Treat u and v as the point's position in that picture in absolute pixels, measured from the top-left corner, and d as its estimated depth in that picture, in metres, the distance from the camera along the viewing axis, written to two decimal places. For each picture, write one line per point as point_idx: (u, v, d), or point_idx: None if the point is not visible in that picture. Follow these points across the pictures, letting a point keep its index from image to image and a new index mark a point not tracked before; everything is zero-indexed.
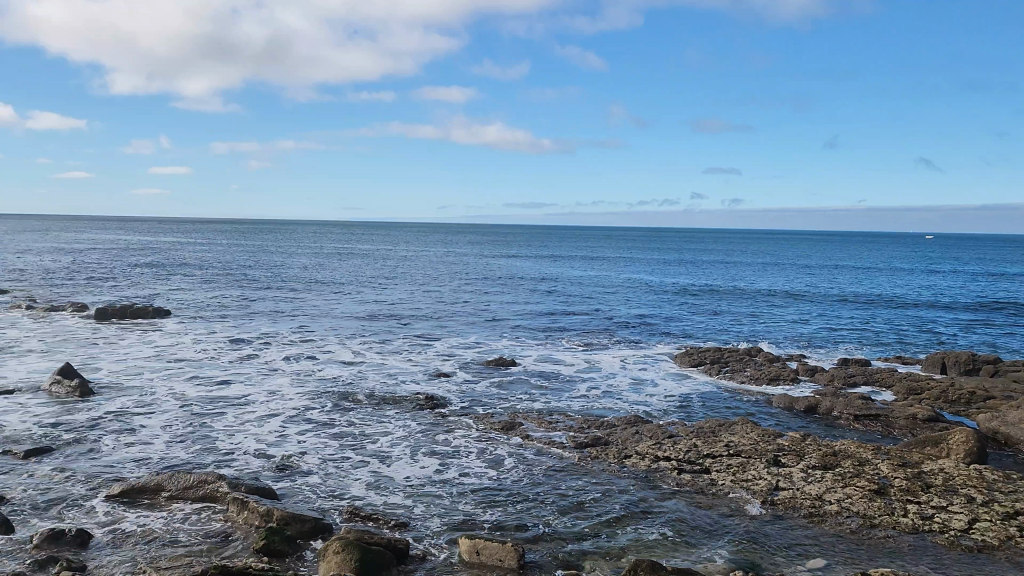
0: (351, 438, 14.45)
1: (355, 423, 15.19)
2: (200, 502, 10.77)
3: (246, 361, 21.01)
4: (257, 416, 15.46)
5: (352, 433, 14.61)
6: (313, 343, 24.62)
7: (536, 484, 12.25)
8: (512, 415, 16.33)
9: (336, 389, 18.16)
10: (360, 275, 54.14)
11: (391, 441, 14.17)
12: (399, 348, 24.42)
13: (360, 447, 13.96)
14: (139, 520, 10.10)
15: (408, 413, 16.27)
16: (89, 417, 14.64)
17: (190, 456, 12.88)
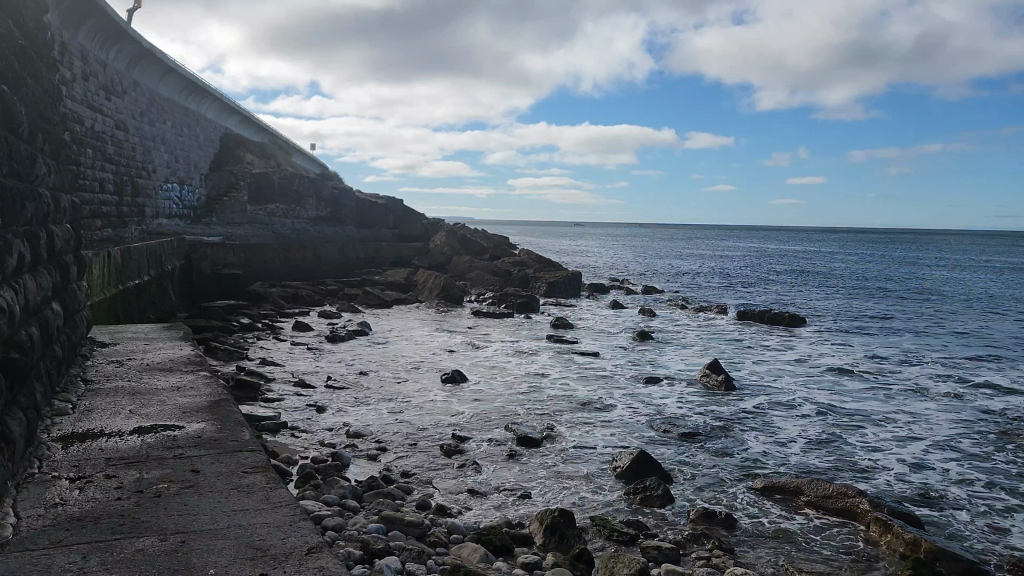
0: (619, 363, 13.12)
1: (566, 355, 13.69)
2: (498, 396, 10.18)
3: (450, 308, 20.95)
4: (515, 346, 14.78)
5: (614, 356, 13.79)
6: (612, 301, 23.38)
7: (775, 417, 9.80)
8: (782, 357, 14.46)
9: (529, 332, 16.87)
10: (627, 263, 50.64)
11: (609, 371, 12.43)
12: (550, 301, 22.95)
13: (579, 371, 12.33)
14: (445, 402, 9.71)
15: (612, 348, 14.74)
16: (283, 342, 13.57)
17: (402, 373, 11.45)
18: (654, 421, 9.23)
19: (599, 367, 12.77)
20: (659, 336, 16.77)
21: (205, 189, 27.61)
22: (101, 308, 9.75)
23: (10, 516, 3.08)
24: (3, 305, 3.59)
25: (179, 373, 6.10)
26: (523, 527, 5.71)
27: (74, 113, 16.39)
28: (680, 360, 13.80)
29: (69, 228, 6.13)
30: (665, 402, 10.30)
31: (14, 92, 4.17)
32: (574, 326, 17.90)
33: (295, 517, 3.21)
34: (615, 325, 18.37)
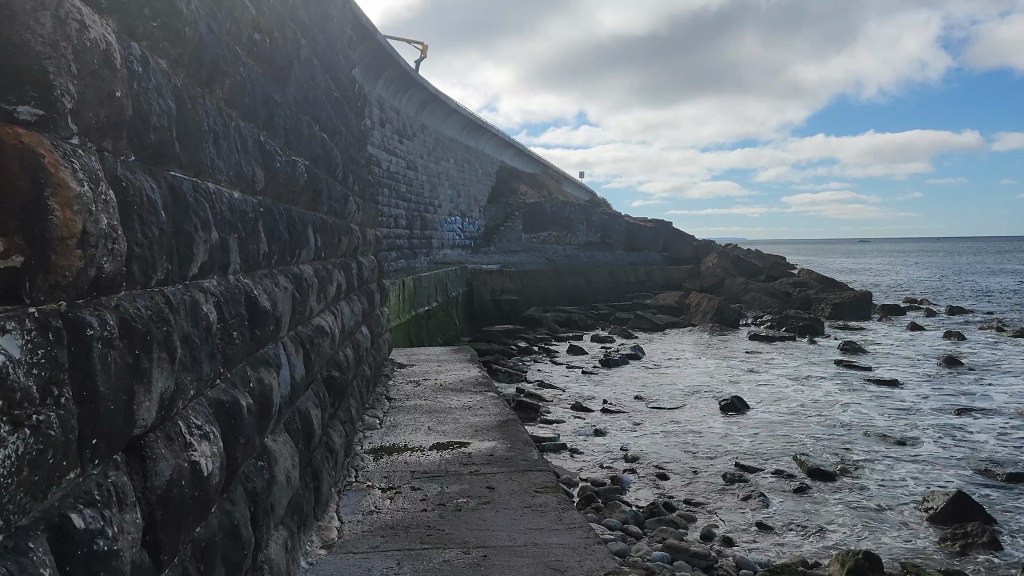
0: (921, 392, 11.86)
1: (857, 383, 12.69)
2: (781, 425, 9.65)
3: (725, 331, 20.30)
4: (797, 371, 13.93)
5: (913, 385, 12.51)
6: (906, 323, 21.32)
7: None
8: None
9: (812, 356, 15.91)
10: (921, 280, 46.26)
11: (909, 400, 11.33)
12: (833, 325, 21.50)
13: (874, 400, 11.39)
14: (724, 428, 9.39)
15: (911, 376, 13.45)
16: (560, 367, 13.92)
17: (677, 399, 11.27)
18: (967, 459, 8.21)
19: (897, 395, 11.69)
20: (967, 361, 15.00)
21: (484, 222, 29.45)
22: (398, 333, 10.66)
23: (336, 521, 3.40)
24: (329, 326, 4.01)
25: (471, 392, 6.45)
26: (820, 567, 5.31)
27: (374, 157, 18.22)
28: (996, 389, 12.23)
29: (374, 259, 6.76)
30: (981, 437, 9.12)
31: (332, 139, 4.66)
32: (864, 350, 16.58)
33: (590, 540, 3.20)
34: (911, 350, 16.78)
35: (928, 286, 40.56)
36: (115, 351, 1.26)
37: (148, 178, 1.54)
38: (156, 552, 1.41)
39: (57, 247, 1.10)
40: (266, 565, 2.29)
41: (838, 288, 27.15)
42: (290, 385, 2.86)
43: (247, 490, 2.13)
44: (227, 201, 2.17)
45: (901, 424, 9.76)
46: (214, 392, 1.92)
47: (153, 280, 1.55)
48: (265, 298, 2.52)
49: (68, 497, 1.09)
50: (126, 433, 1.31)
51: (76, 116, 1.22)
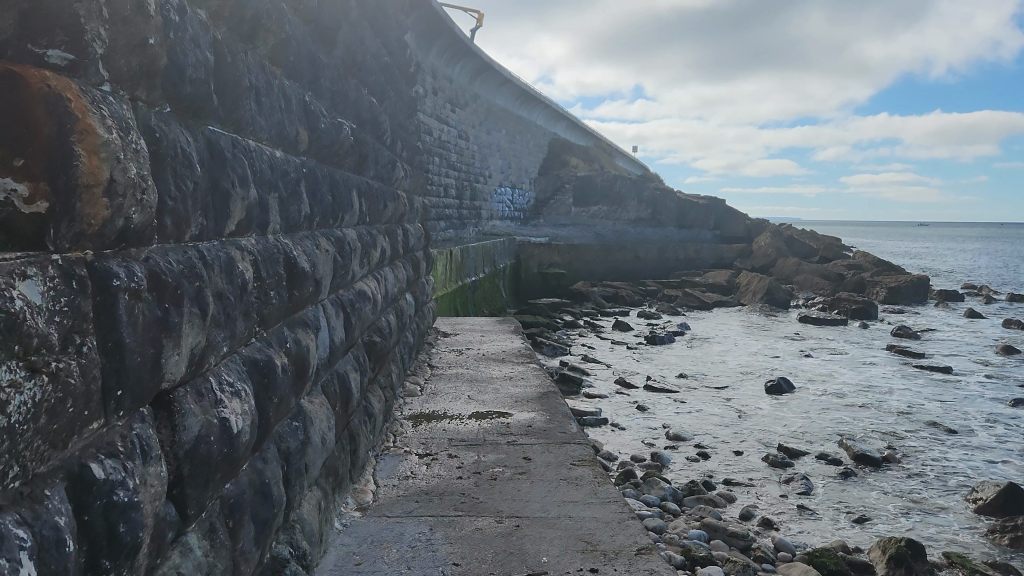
0: (976, 381, 11.53)
1: (911, 368, 12.44)
2: (829, 409, 9.47)
3: (774, 312, 19.96)
4: (846, 355, 13.67)
5: (969, 373, 12.17)
6: (964, 310, 20.73)
7: None
8: None
9: (864, 340, 15.63)
10: (983, 267, 45.15)
11: (965, 388, 11.07)
12: (888, 309, 21.04)
13: (925, 386, 11.15)
14: (768, 410, 9.26)
15: (967, 363, 13.14)
16: (606, 342, 13.90)
17: (721, 378, 11.18)
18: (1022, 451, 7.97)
19: (952, 382, 11.41)
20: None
21: (533, 194, 29.34)
22: (444, 302, 10.69)
23: (372, 485, 3.42)
24: (372, 292, 4.01)
25: (513, 363, 6.43)
26: (862, 554, 5.21)
27: (425, 126, 18.20)
28: None
29: (421, 228, 6.76)
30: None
31: (380, 104, 4.63)
32: (919, 335, 16.22)
33: (625, 515, 3.16)
34: (969, 336, 16.37)
35: (990, 273, 39.31)
36: (143, 304, 1.25)
37: (185, 131, 1.53)
38: (182, 507, 1.41)
39: (84, 194, 1.09)
40: (299, 525, 2.30)
41: (894, 272, 26.49)
42: (329, 349, 2.86)
43: (281, 450, 2.14)
44: (268, 160, 2.15)
45: (954, 413, 9.52)
46: (249, 350, 1.92)
47: (187, 236, 1.54)
48: (304, 260, 2.50)
49: (90, 447, 1.09)
50: (154, 385, 1.30)
51: (108, 63, 1.20)
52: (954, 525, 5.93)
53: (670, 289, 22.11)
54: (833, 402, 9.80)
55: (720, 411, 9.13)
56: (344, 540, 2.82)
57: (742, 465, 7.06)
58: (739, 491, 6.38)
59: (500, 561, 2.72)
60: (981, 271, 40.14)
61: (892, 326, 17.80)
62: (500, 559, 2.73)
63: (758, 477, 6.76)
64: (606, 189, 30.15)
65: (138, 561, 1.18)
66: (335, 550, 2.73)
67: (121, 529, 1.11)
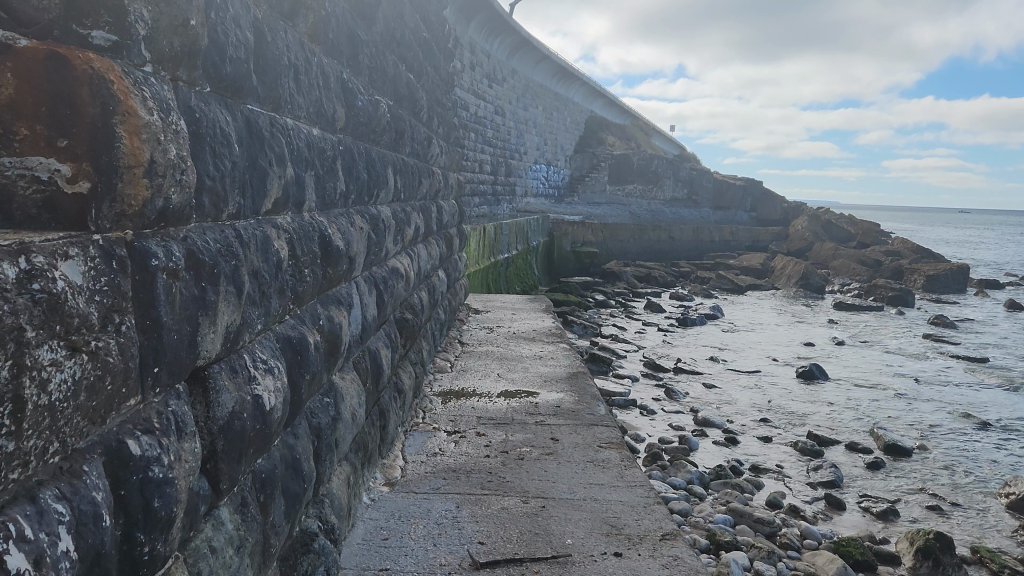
0: (1015, 373, 11.32)
1: (947, 358, 12.25)
2: (862, 398, 9.36)
3: (809, 297, 19.69)
4: (881, 343, 13.50)
5: (1008, 365, 11.94)
6: (1005, 300, 20.33)
7: None
8: None
9: (902, 327, 15.39)
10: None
11: (1002, 379, 10.88)
12: (927, 298, 20.67)
13: (961, 376, 10.98)
14: (797, 397, 9.17)
15: (1005, 354, 12.92)
16: (639, 322, 13.84)
17: (752, 362, 11.09)
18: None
19: (989, 374, 11.23)
20: None
21: (568, 171, 29.25)
22: (475, 279, 10.69)
23: (400, 460, 3.46)
24: (405, 270, 4.03)
25: (543, 342, 6.44)
26: (889, 545, 5.18)
27: (462, 101, 18.17)
28: None
29: (456, 204, 6.76)
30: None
31: (418, 79, 4.63)
32: (958, 324, 15.95)
33: (651, 499, 3.16)
34: (1009, 327, 16.03)
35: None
36: (181, 283, 1.27)
37: (224, 110, 1.54)
38: (215, 481, 1.44)
39: (125, 175, 1.10)
40: (328, 499, 2.34)
41: (935, 259, 25.99)
42: (361, 325, 2.89)
43: (312, 426, 2.17)
44: (306, 138, 2.17)
45: (989, 405, 9.37)
46: (282, 328, 1.94)
47: (225, 214, 1.56)
48: (339, 238, 2.52)
49: (127, 423, 1.11)
50: (190, 362, 1.32)
51: (150, 45, 1.21)
52: (984, 520, 5.85)
53: (703, 270, 21.95)
54: (865, 391, 9.69)
55: (752, 395, 9.08)
56: (372, 515, 2.86)
57: (771, 451, 7.03)
58: (767, 477, 6.35)
59: (525, 541, 2.74)
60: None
61: (930, 315, 17.51)
62: (525, 539, 2.75)
63: (788, 463, 6.72)
64: (641, 167, 29.89)
65: (172, 536, 1.20)
66: (363, 524, 2.77)
67: (157, 504, 1.14)
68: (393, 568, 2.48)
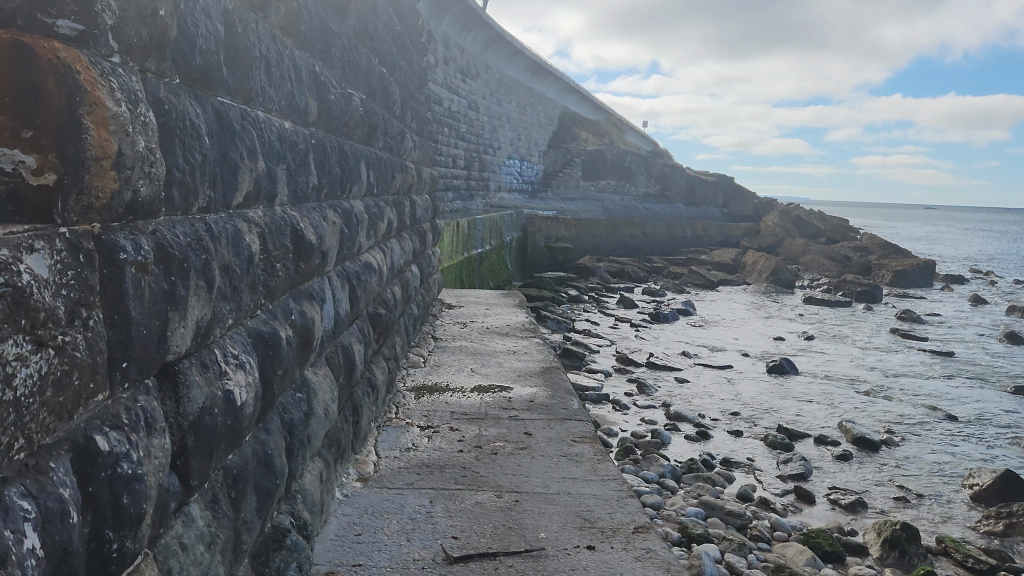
0: (979, 367, 11.54)
1: (914, 352, 12.46)
2: (831, 391, 9.49)
3: (779, 293, 19.89)
4: (850, 337, 13.68)
5: (973, 359, 12.15)
6: (970, 295, 20.71)
7: None
8: None
9: (871, 322, 15.62)
10: (989, 251, 45.10)
11: (967, 373, 11.08)
12: (894, 292, 20.97)
13: (927, 370, 11.17)
14: (768, 391, 9.27)
15: (970, 348, 13.15)
16: (612, 317, 13.89)
17: (723, 357, 11.19)
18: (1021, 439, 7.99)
19: (954, 367, 11.44)
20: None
21: (542, 166, 29.27)
22: (449, 274, 10.68)
23: (373, 455, 3.45)
24: (378, 264, 4.01)
25: (517, 337, 6.44)
26: (857, 536, 5.26)
27: (436, 95, 18.12)
28: None
29: (429, 199, 6.73)
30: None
31: (391, 73, 4.60)
32: (924, 319, 16.21)
33: (624, 493, 3.18)
34: (973, 322, 16.33)
35: (995, 258, 39.37)
36: (150, 277, 1.25)
37: (194, 101, 1.52)
38: (187, 478, 1.42)
39: (93, 168, 1.09)
40: (300, 496, 2.33)
41: (902, 255, 26.37)
42: (334, 320, 2.87)
43: (284, 422, 2.15)
44: (277, 130, 2.14)
45: (954, 398, 9.54)
46: (253, 322, 1.93)
47: (195, 207, 1.54)
48: (311, 232, 2.50)
49: (96, 419, 1.10)
50: (160, 356, 1.31)
51: (117, 34, 1.19)
52: (948, 511, 5.96)
53: (676, 266, 22.09)
54: (834, 385, 9.83)
55: (723, 390, 9.16)
56: (346, 511, 2.85)
57: (742, 445, 7.10)
58: (738, 470, 6.42)
59: (499, 535, 2.74)
60: (988, 256, 40.19)
61: (897, 309, 17.79)
62: (499, 533, 2.76)
63: (759, 457, 6.79)
64: (615, 163, 29.99)
65: (142, 532, 1.19)
66: (336, 520, 2.76)
67: (126, 501, 1.13)
68: (366, 564, 2.47)
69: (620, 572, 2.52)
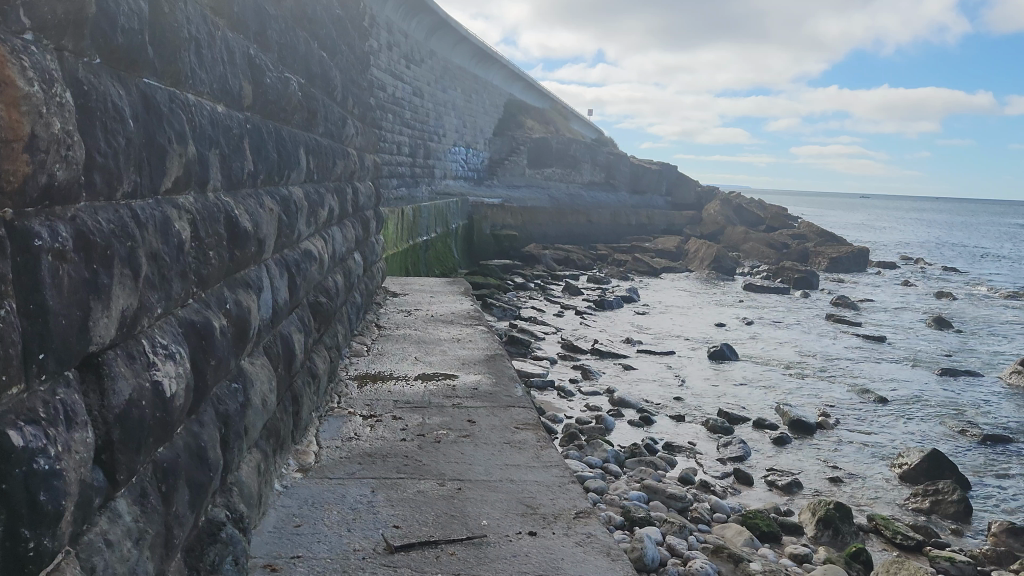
0: (911, 351, 11.92)
1: (849, 337, 12.81)
2: (770, 376, 9.69)
3: (720, 280, 20.24)
4: (788, 323, 14.00)
5: (903, 343, 12.55)
6: (903, 281, 21.35)
7: None
8: None
9: (808, 308, 16.00)
10: (921, 239, 46.59)
11: (899, 356, 11.43)
12: (832, 279, 21.50)
13: (861, 354, 11.49)
14: (709, 376, 9.43)
15: (902, 332, 13.58)
16: (558, 304, 13.95)
17: (666, 343, 11.33)
18: (948, 419, 8.29)
19: (886, 351, 11.80)
20: (956, 323, 15.06)
21: (487, 153, 29.19)
22: (394, 262, 10.59)
23: (315, 446, 3.40)
24: (318, 252, 3.95)
25: (461, 326, 6.42)
26: (793, 516, 5.39)
27: (379, 81, 17.91)
28: (982, 352, 12.32)
29: (372, 185, 6.64)
30: (964, 400, 9.16)
31: (331, 58, 4.52)
32: (859, 305, 16.67)
33: (566, 479, 3.20)
34: (905, 307, 16.87)
35: (926, 245, 40.69)
36: (68, 265, 1.20)
37: (116, 83, 1.46)
38: (111, 472, 1.38)
39: (3, 150, 1.03)
40: (236, 488, 2.28)
41: (838, 242, 27.06)
42: (272, 309, 2.81)
43: (219, 413, 2.11)
44: (209, 114, 2.08)
45: (887, 381, 9.84)
46: (185, 311, 1.87)
47: (119, 192, 1.48)
48: (247, 218, 2.43)
49: (8, 414, 1.05)
50: (81, 348, 1.26)
51: (29, 10, 1.14)
52: (880, 490, 6.15)
53: (620, 254, 22.28)
54: (773, 369, 10.04)
55: (665, 376, 9.28)
56: (285, 503, 2.81)
57: (685, 429, 7.20)
58: (680, 454, 6.51)
59: (441, 523, 2.73)
60: (919, 243, 41.51)
61: (833, 295, 18.27)
62: (441, 522, 2.75)
63: (700, 441, 6.90)
64: (560, 151, 30.08)
65: (60, 531, 1.15)
66: (275, 512, 2.72)
67: (43, 498, 1.08)
68: (306, 556, 2.44)
69: (562, 557, 2.54)
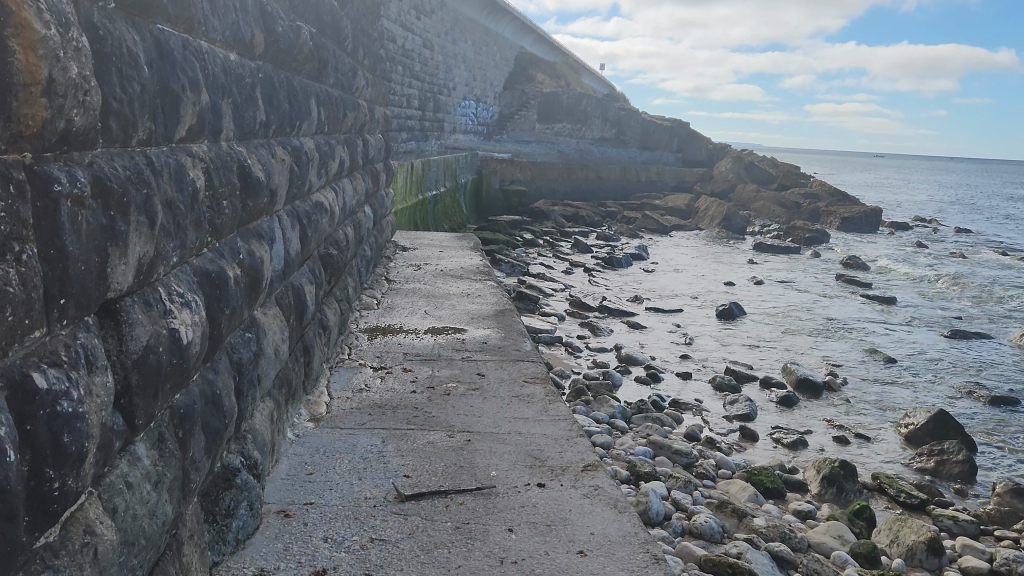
0: (919, 311, 11.91)
1: (858, 296, 12.79)
2: (778, 335, 9.71)
3: (730, 238, 20.13)
4: (798, 283, 13.98)
5: (912, 303, 12.51)
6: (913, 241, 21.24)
7: None
8: None
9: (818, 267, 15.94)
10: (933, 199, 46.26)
11: (907, 316, 11.44)
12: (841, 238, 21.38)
13: (868, 313, 11.49)
14: (717, 334, 9.43)
15: (911, 293, 13.56)
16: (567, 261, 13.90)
17: (675, 301, 11.32)
18: (954, 380, 8.30)
19: (894, 311, 11.79)
20: (965, 283, 15.02)
21: (497, 108, 28.88)
22: (403, 215, 10.57)
23: (326, 396, 3.44)
24: (329, 204, 3.95)
25: (471, 280, 6.43)
26: (797, 473, 5.44)
27: (389, 32, 17.66)
28: (991, 313, 12.31)
29: (382, 138, 6.59)
30: (970, 361, 9.18)
31: (342, 8, 4.47)
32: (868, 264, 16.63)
33: (573, 432, 3.23)
34: (915, 267, 16.81)
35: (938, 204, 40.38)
36: (87, 212, 1.21)
37: (130, 28, 1.45)
38: (131, 417, 1.40)
39: (20, 93, 1.03)
40: (250, 436, 2.31)
41: (850, 201, 26.85)
42: (284, 261, 2.82)
43: (233, 361, 2.13)
44: (221, 63, 2.07)
45: (894, 341, 9.85)
46: (201, 261, 1.89)
47: (135, 140, 1.48)
48: (259, 168, 2.44)
49: (31, 356, 1.06)
50: (100, 296, 1.27)
51: None
52: (885, 449, 6.19)
53: (630, 211, 22.17)
54: (780, 328, 10.05)
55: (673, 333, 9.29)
56: (297, 451, 2.85)
57: (691, 387, 7.24)
58: (687, 411, 6.56)
59: (450, 473, 2.78)
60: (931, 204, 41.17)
61: (843, 255, 18.20)
62: (450, 471, 2.79)
63: (707, 399, 6.93)
64: (571, 106, 29.73)
65: (85, 471, 1.18)
66: (288, 459, 2.76)
67: (67, 439, 1.11)
68: (318, 502, 2.49)
69: (569, 509, 2.57)
